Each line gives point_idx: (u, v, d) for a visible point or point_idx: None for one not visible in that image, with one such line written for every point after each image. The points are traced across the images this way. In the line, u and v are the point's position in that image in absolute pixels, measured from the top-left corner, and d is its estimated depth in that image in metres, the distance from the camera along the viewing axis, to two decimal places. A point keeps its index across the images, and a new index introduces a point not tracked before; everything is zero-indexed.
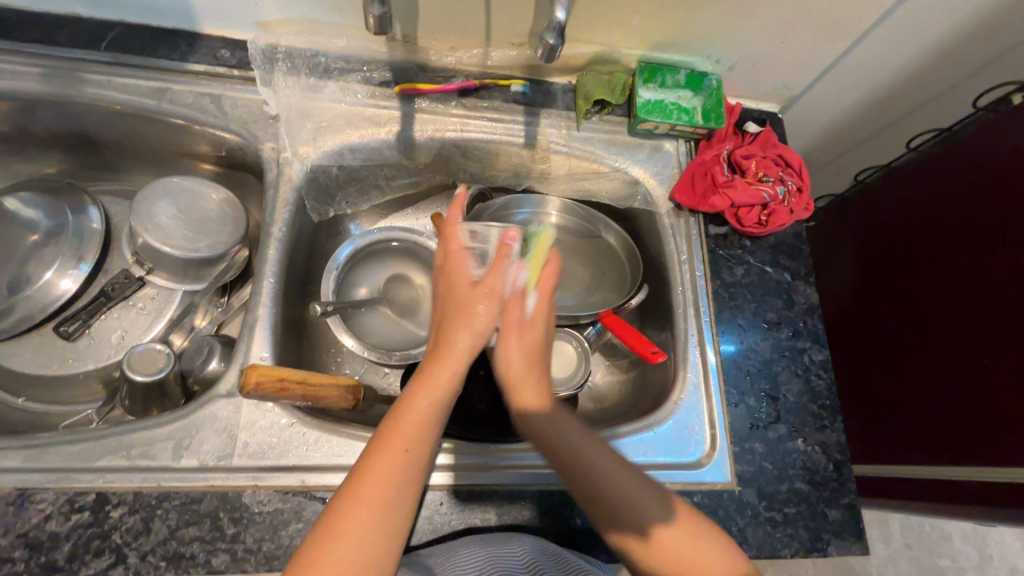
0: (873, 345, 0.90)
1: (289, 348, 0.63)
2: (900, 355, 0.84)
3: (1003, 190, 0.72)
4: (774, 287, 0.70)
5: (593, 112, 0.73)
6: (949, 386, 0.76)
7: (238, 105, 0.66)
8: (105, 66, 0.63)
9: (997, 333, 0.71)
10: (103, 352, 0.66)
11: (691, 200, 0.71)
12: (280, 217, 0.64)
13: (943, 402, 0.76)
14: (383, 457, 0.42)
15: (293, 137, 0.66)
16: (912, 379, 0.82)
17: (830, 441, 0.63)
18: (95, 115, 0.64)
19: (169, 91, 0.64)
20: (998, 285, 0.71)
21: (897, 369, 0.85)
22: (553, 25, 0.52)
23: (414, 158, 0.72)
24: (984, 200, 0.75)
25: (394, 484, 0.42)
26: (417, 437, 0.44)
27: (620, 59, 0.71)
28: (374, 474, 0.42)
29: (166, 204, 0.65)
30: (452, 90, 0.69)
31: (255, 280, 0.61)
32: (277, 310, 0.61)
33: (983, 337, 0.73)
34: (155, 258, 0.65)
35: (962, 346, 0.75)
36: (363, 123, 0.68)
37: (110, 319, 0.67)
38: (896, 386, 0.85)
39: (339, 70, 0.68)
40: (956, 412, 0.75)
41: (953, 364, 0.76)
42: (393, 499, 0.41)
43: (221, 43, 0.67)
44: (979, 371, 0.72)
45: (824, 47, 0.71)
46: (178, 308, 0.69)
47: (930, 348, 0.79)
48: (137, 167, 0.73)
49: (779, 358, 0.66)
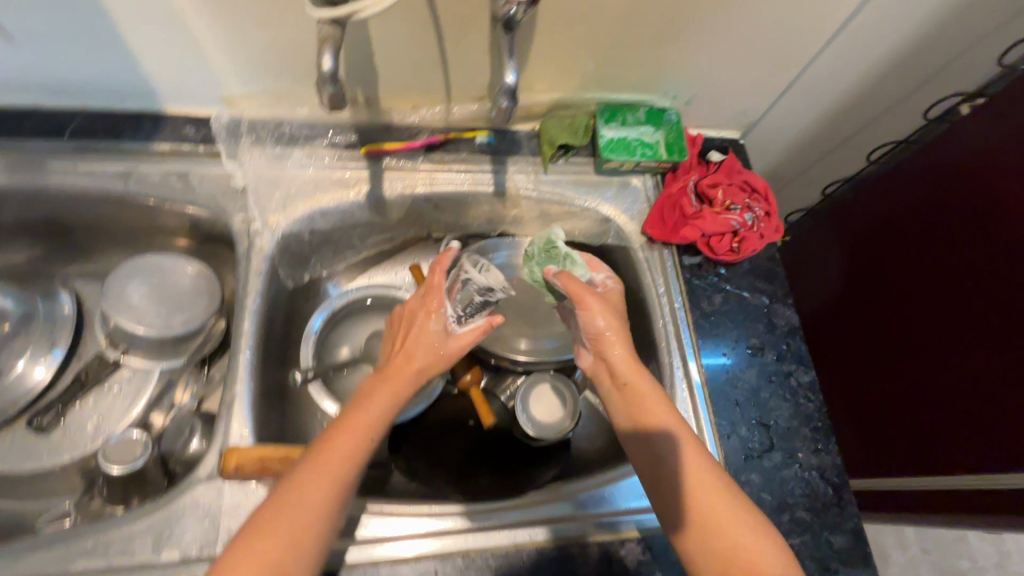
0: (873, 362, 0.90)
1: (270, 420, 0.62)
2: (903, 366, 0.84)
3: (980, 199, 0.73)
4: (754, 313, 0.70)
5: (558, 155, 0.74)
6: (957, 396, 0.76)
7: (206, 179, 0.66)
8: (70, 154, 0.63)
9: (997, 330, 0.70)
10: (79, 442, 0.64)
11: (662, 233, 0.71)
12: (254, 288, 0.62)
13: (956, 408, 0.76)
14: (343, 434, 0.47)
15: (263, 207, 0.66)
16: (920, 389, 0.81)
17: (827, 464, 0.63)
18: (63, 201, 0.64)
19: (135, 172, 0.64)
20: (990, 281, 0.72)
21: (903, 383, 0.84)
22: (504, 88, 0.48)
23: (387, 214, 0.72)
24: (954, 195, 0.76)
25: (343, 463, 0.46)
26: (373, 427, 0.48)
27: (580, 103, 0.73)
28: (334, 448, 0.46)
29: (138, 284, 0.65)
30: (418, 147, 0.70)
31: (231, 355, 0.60)
32: (255, 383, 0.60)
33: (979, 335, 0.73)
34: (129, 339, 0.65)
35: (964, 347, 0.75)
36: (333, 187, 0.68)
37: (86, 408, 0.65)
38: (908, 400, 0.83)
39: (304, 138, 0.68)
40: (972, 423, 0.74)
41: (956, 368, 0.76)
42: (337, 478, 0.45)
43: (186, 120, 0.67)
44: (991, 370, 0.71)
45: (776, 74, 0.73)
46: (157, 386, 0.68)
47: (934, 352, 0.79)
48: (108, 247, 0.72)
49: (766, 384, 0.66)
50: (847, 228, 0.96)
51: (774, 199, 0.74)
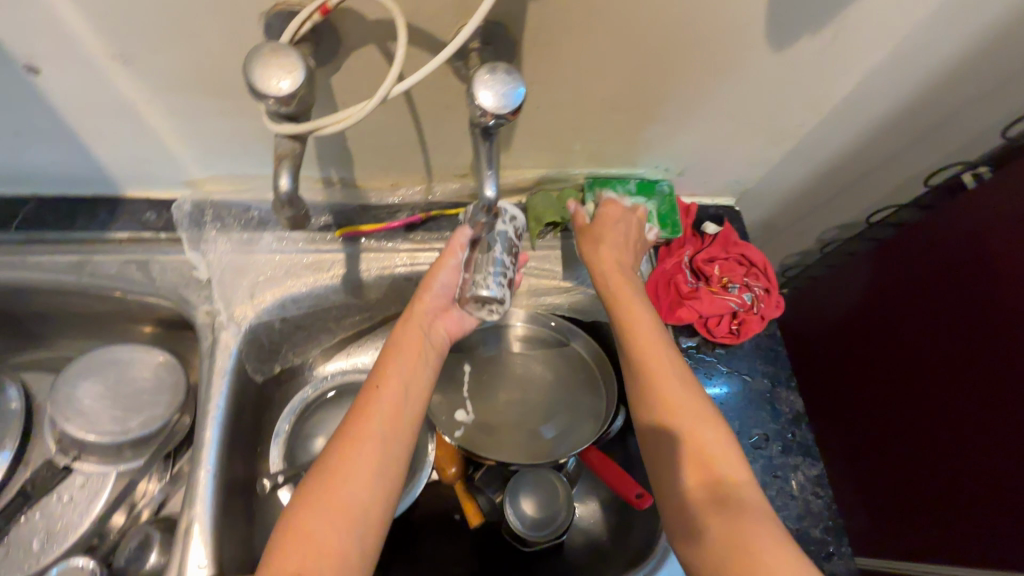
0: (884, 428, 0.87)
1: (236, 537, 0.56)
2: (914, 431, 0.81)
3: (982, 274, 0.71)
4: (756, 399, 0.66)
5: (545, 232, 0.71)
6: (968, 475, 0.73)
7: (168, 268, 0.61)
8: (17, 246, 0.59)
9: (1002, 398, 0.69)
10: (23, 561, 0.58)
11: (658, 312, 0.67)
12: (217, 389, 0.58)
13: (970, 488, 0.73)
14: (365, 414, 0.46)
15: (229, 298, 0.61)
16: (934, 457, 0.77)
17: (840, 571, 0.58)
18: (10, 296, 0.59)
19: (90, 263, 0.60)
20: (990, 359, 0.70)
21: (915, 449, 0.81)
22: (483, 201, 0.46)
23: (365, 297, 0.68)
24: (953, 264, 0.75)
25: (364, 447, 0.44)
26: (393, 408, 0.46)
27: (567, 177, 0.70)
28: (357, 436, 0.44)
29: (92, 383, 0.60)
30: (397, 227, 0.66)
31: (191, 470, 0.54)
32: (218, 500, 0.54)
33: (991, 405, 0.70)
34: (80, 445, 0.59)
35: (973, 421, 0.73)
36: (305, 272, 0.64)
37: (33, 521, 0.60)
38: (921, 469, 0.80)
39: (275, 220, 0.64)
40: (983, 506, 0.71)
41: (966, 437, 0.73)
42: (359, 465, 0.43)
43: (147, 205, 0.63)
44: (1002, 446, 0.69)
45: (771, 147, 0.70)
46: (114, 492, 0.62)
47: (942, 418, 0.77)
48: (63, 336, 0.67)
49: (771, 481, 0.61)
50: (849, 290, 0.94)
51: (773, 274, 0.71)
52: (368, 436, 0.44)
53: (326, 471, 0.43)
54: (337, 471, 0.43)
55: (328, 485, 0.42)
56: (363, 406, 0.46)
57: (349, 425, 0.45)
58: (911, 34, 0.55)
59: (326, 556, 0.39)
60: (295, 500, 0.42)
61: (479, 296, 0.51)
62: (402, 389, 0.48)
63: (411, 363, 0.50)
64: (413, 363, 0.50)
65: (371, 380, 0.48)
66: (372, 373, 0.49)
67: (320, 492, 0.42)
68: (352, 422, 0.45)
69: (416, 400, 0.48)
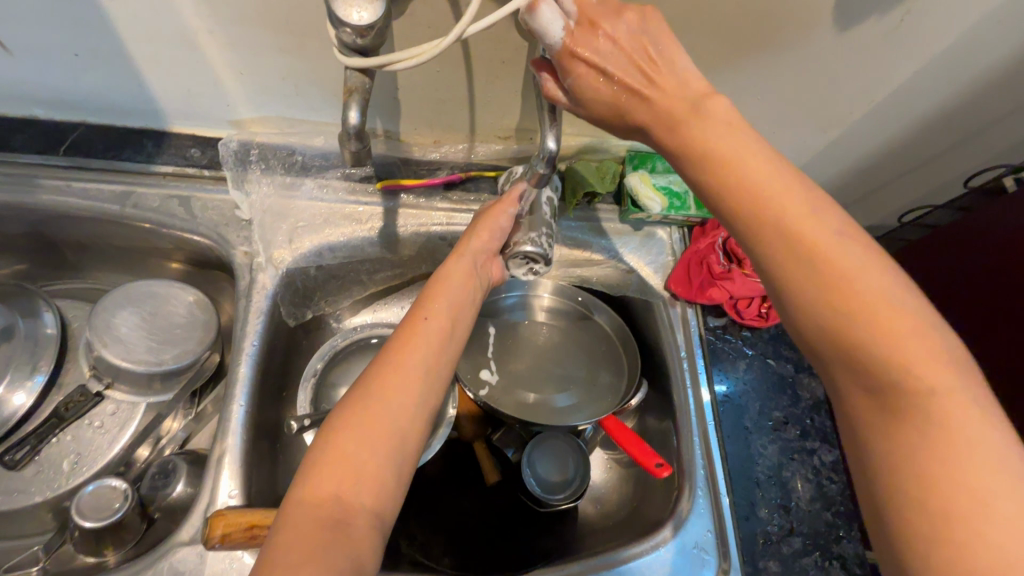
0: None
1: (263, 472, 0.57)
2: None
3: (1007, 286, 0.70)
4: (777, 383, 0.66)
5: (583, 203, 0.72)
6: None
7: (208, 206, 0.62)
8: (64, 171, 0.60)
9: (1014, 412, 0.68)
10: (54, 480, 0.60)
11: (688, 291, 0.69)
12: (252, 329, 0.59)
13: None
14: (410, 340, 0.47)
15: (268, 241, 0.62)
16: None
17: (849, 553, 0.58)
18: (54, 221, 0.60)
19: (134, 194, 0.60)
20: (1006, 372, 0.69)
21: None
22: (544, 154, 0.50)
23: (399, 252, 0.68)
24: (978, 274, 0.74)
25: (408, 372, 0.44)
26: (435, 340, 0.48)
27: (608, 149, 0.71)
28: (400, 362, 0.45)
29: (128, 313, 0.61)
30: (438, 184, 0.66)
31: (224, 404, 0.56)
32: (248, 435, 0.55)
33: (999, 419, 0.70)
34: (114, 372, 0.61)
35: None
36: (344, 221, 0.64)
37: (64, 443, 0.61)
38: None
39: (317, 167, 0.64)
40: None
41: None
42: (399, 390, 0.43)
43: (191, 141, 0.63)
44: None
45: (815, 135, 0.69)
46: (143, 421, 0.63)
47: None
48: (99, 267, 0.67)
49: (788, 462, 0.62)
50: None
51: None
52: (411, 363, 0.45)
53: (364, 395, 0.43)
54: (382, 393, 0.43)
55: (370, 405, 0.42)
56: (406, 335, 0.47)
57: (388, 354, 0.46)
58: (974, 26, 0.54)
59: (365, 476, 0.39)
60: (327, 426, 0.42)
61: (523, 252, 0.56)
62: (444, 324, 0.49)
63: (455, 302, 0.52)
64: (456, 300, 0.52)
65: (413, 314, 0.50)
66: (413, 310, 0.50)
67: (360, 412, 0.42)
68: (395, 352, 0.46)
69: (456, 336, 0.50)
